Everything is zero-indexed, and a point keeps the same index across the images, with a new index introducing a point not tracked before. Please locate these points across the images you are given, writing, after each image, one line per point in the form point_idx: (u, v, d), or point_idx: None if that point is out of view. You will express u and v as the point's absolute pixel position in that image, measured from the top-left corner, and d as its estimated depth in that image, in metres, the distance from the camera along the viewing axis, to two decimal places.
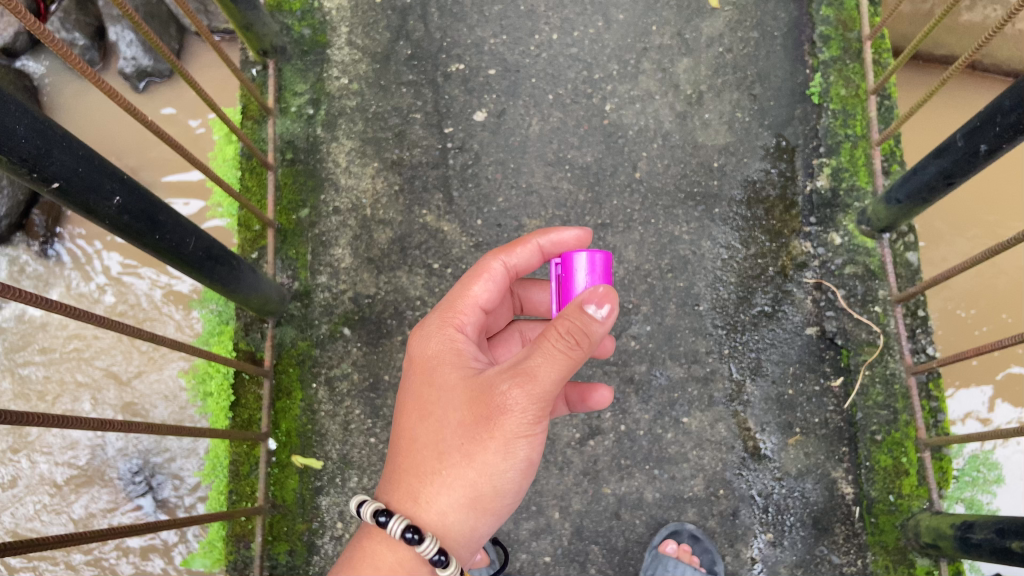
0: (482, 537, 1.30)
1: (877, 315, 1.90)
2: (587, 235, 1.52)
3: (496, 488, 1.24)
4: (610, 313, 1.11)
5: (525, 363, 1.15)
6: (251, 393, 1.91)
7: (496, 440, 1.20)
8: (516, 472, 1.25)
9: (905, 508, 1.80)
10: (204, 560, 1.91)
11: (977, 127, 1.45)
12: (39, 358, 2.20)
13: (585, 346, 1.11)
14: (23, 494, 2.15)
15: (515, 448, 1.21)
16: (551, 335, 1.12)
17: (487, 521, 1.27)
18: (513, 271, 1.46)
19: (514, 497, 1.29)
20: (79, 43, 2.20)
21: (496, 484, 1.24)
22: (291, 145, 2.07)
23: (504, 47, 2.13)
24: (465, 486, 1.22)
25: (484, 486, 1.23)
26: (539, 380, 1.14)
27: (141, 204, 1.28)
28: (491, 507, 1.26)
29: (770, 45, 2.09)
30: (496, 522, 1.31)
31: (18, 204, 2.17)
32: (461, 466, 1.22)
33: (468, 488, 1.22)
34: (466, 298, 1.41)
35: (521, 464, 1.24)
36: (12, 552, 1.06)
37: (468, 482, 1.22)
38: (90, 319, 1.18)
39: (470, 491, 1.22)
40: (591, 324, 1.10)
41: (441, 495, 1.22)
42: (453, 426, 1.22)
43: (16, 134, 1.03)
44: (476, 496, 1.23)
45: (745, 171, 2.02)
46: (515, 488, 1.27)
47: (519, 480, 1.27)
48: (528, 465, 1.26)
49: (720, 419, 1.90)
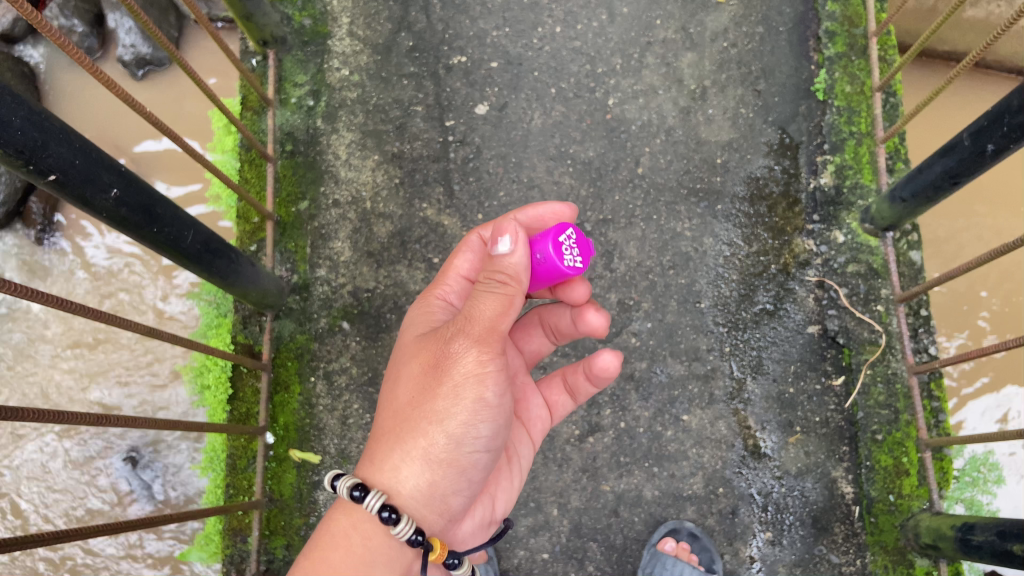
0: (449, 501, 1.25)
1: (880, 314, 1.89)
2: (573, 210, 1.46)
3: (451, 439, 1.20)
4: (523, 242, 1.15)
5: (470, 307, 1.17)
6: (249, 386, 1.91)
7: (444, 389, 1.19)
8: (473, 429, 1.21)
9: (905, 509, 1.80)
10: (201, 553, 1.94)
11: (984, 127, 1.44)
12: (37, 351, 2.19)
13: (512, 282, 1.16)
14: (21, 487, 2.14)
15: (466, 394, 1.19)
16: (485, 277, 1.17)
17: (448, 479, 1.23)
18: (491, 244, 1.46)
19: (478, 454, 1.24)
20: (78, 29, 2.17)
21: (451, 435, 1.20)
22: (290, 137, 2.05)
23: (507, 40, 2.11)
24: (416, 436, 1.20)
25: (436, 436, 1.19)
26: (478, 318, 1.16)
27: (140, 197, 1.27)
28: (450, 463, 1.22)
29: (775, 40, 2.07)
30: (465, 484, 1.26)
31: (15, 192, 2.15)
32: (414, 419, 1.20)
33: (419, 440, 1.19)
34: (450, 271, 1.45)
35: (477, 412, 1.20)
36: (6, 548, 1.05)
37: (418, 432, 1.20)
38: (88, 312, 1.17)
39: (422, 443, 1.19)
40: (507, 259, 1.15)
41: (395, 451, 1.20)
42: (408, 383, 1.23)
43: (13, 126, 1.02)
44: (430, 448, 1.20)
45: (748, 167, 2.01)
46: (476, 440, 1.23)
47: (481, 433, 1.23)
48: (487, 414, 1.22)
49: (720, 417, 1.89)
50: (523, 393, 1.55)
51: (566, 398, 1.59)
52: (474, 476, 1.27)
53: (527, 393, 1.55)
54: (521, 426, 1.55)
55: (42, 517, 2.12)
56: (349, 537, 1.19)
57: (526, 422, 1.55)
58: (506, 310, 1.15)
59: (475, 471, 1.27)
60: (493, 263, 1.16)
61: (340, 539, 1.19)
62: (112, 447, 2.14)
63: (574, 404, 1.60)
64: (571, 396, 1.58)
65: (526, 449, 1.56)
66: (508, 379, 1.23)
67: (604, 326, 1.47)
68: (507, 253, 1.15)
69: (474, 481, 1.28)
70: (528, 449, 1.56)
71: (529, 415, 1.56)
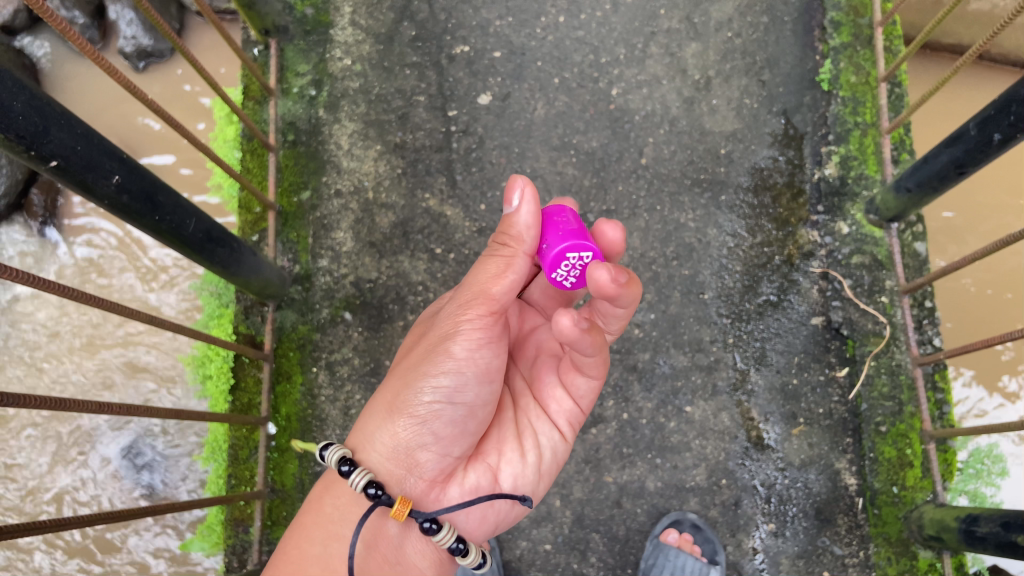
0: (414, 455, 1.30)
1: (884, 305, 1.88)
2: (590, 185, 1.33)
3: (412, 388, 1.28)
4: (529, 200, 1.20)
5: (476, 274, 1.28)
6: (251, 376, 1.90)
7: (424, 348, 1.30)
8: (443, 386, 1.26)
9: (908, 500, 1.79)
10: (202, 544, 1.93)
11: (992, 116, 1.43)
12: (38, 342, 2.18)
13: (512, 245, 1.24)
14: (20, 478, 2.13)
15: (440, 351, 1.27)
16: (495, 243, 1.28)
17: (407, 429, 1.28)
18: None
19: (442, 406, 1.27)
20: (79, 21, 2.15)
21: (414, 384, 1.28)
22: (292, 126, 2.04)
23: (510, 30, 2.10)
24: (389, 388, 1.33)
25: (403, 385, 1.30)
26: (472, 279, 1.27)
27: (141, 183, 1.26)
28: (418, 417, 1.28)
29: (780, 31, 2.06)
30: (429, 438, 1.29)
31: (16, 182, 2.14)
32: (399, 377, 1.32)
33: (389, 390, 1.32)
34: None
35: (443, 363, 1.26)
36: (9, 535, 1.05)
37: (393, 383, 1.32)
38: (90, 301, 1.17)
39: (390, 392, 1.31)
40: (519, 217, 1.21)
41: (376, 405, 1.33)
42: (407, 349, 1.39)
43: (13, 111, 1.01)
44: (395, 398, 1.30)
45: (753, 158, 2.00)
46: (437, 390, 1.26)
47: (447, 389, 1.27)
48: (457, 368, 1.26)
49: (722, 408, 1.89)
50: (540, 371, 1.47)
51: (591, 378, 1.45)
52: (440, 430, 1.29)
53: (542, 372, 1.47)
54: (539, 404, 1.47)
55: (40, 507, 2.12)
56: (322, 500, 1.31)
57: (544, 402, 1.47)
58: (495, 271, 1.24)
59: (443, 427, 1.29)
60: (512, 225, 1.23)
61: (315, 502, 1.31)
62: (113, 439, 2.14)
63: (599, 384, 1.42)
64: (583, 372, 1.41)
65: (547, 428, 1.46)
66: (484, 337, 1.26)
67: (616, 285, 1.11)
68: (515, 211, 1.21)
69: (442, 438, 1.30)
70: (549, 427, 1.46)
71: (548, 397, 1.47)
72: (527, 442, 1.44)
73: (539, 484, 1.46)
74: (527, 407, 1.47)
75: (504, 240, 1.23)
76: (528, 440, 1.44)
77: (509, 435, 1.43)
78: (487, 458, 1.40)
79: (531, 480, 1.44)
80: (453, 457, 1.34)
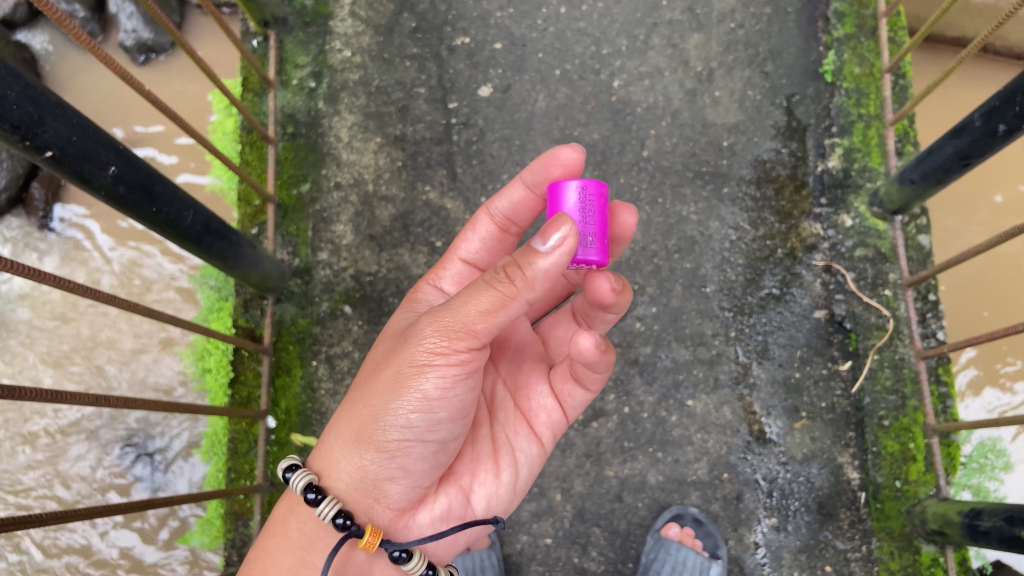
0: (382, 487, 1.25)
1: (887, 298, 1.87)
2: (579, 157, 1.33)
3: (379, 424, 1.20)
4: (568, 248, 1.04)
5: (453, 299, 1.12)
6: (251, 370, 1.89)
7: (390, 374, 1.19)
8: (411, 420, 1.19)
9: (911, 495, 1.78)
10: (202, 539, 1.97)
11: (996, 107, 1.41)
12: (39, 336, 2.17)
13: (518, 284, 1.06)
14: (17, 470, 2.13)
15: (407, 384, 1.17)
16: (494, 267, 1.09)
17: (374, 463, 1.23)
18: (501, 217, 1.44)
19: (411, 443, 1.21)
20: (80, 14, 2.14)
21: (381, 416, 1.20)
22: (292, 118, 2.02)
23: (511, 21, 2.09)
24: (354, 416, 1.24)
25: (369, 414, 1.21)
26: (450, 309, 1.11)
27: (137, 174, 1.25)
28: (384, 451, 1.22)
29: (783, 22, 2.04)
30: (397, 471, 1.24)
31: (17, 176, 2.13)
32: (361, 400, 1.24)
33: (354, 419, 1.23)
34: (452, 253, 1.48)
35: (412, 401, 1.17)
36: (5, 528, 1.05)
37: (359, 408, 1.24)
38: (84, 290, 1.16)
39: (355, 422, 1.23)
40: (535, 257, 1.06)
41: (339, 427, 1.27)
42: (374, 361, 1.29)
43: (9, 100, 0.99)
44: (360, 431, 1.22)
45: (755, 150, 1.98)
46: (406, 428, 1.19)
47: (419, 425, 1.20)
48: (430, 407, 1.18)
49: (725, 402, 1.88)
50: (526, 380, 1.48)
51: (576, 390, 1.45)
52: (410, 464, 1.24)
53: (529, 380, 1.48)
54: (520, 417, 1.45)
55: (37, 500, 2.11)
56: (288, 522, 1.28)
57: (527, 413, 1.46)
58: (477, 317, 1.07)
59: (412, 461, 1.24)
60: (525, 260, 1.06)
61: (281, 525, 1.28)
62: (112, 433, 2.13)
63: (586, 394, 1.45)
64: (578, 384, 1.43)
65: (526, 444, 1.45)
66: (458, 377, 1.16)
67: (614, 293, 1.24)
68: (544, 252, 1.05)
69: (412, 471, 1.25)
70: (528, 443, 1.45)
71: (530, 407, 1.46)
72: (505, 460, 1.42)
73: (513, 500, 1.46)
74: (506, 421, 1.44)
75: (512, 280, 1.04)
76: (506, 458, 1.42)
77: (485, 454, 1.41)
78: (461, 480, 1.38)
79: (508, 498, 1.43)
80: (422, 487, 1.30)
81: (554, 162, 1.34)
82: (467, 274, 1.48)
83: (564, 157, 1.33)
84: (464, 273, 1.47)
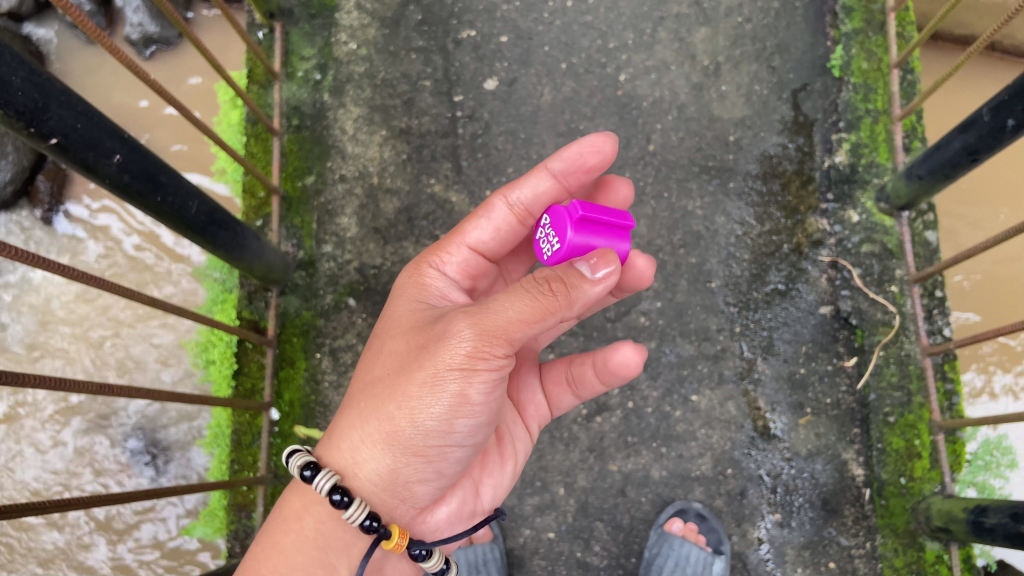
0: (411, 488, 1.26)
1: (894, 295, 1.86)
2: (609, 141, 1.38)
3: (414, 426, 1.19)
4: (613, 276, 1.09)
5: (491, 301, 1.10)
6: (254, 362, 1.89)
7: (421, 374, 1.17)
8: (445, 421, 1.18)
9: (916, 491, 1.76)
10: (206, 530, 2.00)
11: (1006, 101, 1.40)
12: (41, 326, 2.18)
13: (562, 296, 1.06)
14: (19, 457, 2.13)
15: (444, 387, 1.15)
16: (534, 277, 1.08)
17: (408, 466, 1.23)
18: (521, 208, 1.40)
19: (449, 447, 1.22)
20: (86, 7, 2.14)
21: (414, 420, 1.18)
22: (297, 111, 2.02)
23: (518, 14, 2.08)
24: (382, 417, 1.21)
25: (399, 417, 1.19)
26: (490, 313, 1.09)
27: (142, 163, 1.25)
28: (418, 454, 1.22)
29: (791, 16, 2.03)
30: (430, 473, 1.25)
31: (23, 169, 2.13)
32: (387, 399, 1.21)
33: (383, 420, 1.21)
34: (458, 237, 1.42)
35: (450, 405, 1.16)
36: (8, 515, 1.04)
37: (386, 410, 1.21)
38: (90, 279, 1.16)
39: (386, 423, 1.20)
40: (585, 286, 1.07)
41: (363, 426, 1.23)
42: (392, 355, 1.25)
43: (13, 86, 0.99)
44: (393, 432, 1.20)
45: (762, 145, 1.98)
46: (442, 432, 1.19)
47: (457, 426, 1.20)
48: (468, 410, 1.19)
49: (730, 397, 1.87)
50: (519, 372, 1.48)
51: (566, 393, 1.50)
52: (443, 467, 1.26)
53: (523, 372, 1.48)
54: (516, 411, 1.47)
55: (37, 488, 2.11)
56: (302, 519, 1.24)
57: (521, 407, 1.48)
58: (530, 323, 1.07)
59: (446, 464, 1.26)
60: (572, 279, 1.07)
61: (293, 520, 1.24)
62: (116, 423, 2.13)
63: (574, 400, 1.50)
64: (570, 390, 1.48)
65: (522, 433, 1.48)
66: (496, 381, 1.16)
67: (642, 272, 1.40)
68: (592, 280, 1.07)
69: (443, 472, 1.27)
70: (525, 433, 1.48)
71: (524, 401, 1.48)
72: (507, 451, 1.45)
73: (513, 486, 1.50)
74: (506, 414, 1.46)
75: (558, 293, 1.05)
76: (508, 449, 1.45)
77: (491, 447, 1.43)
78: (472, 474, 1.40)
79: (509, 486, 1.47)
80: (446, 486, 1.32)
81: (592, 151, 1.37)
82: (473, 260, 1.44)
83: (603, 147, 1.37)
84: (470, 260, 1.43)
